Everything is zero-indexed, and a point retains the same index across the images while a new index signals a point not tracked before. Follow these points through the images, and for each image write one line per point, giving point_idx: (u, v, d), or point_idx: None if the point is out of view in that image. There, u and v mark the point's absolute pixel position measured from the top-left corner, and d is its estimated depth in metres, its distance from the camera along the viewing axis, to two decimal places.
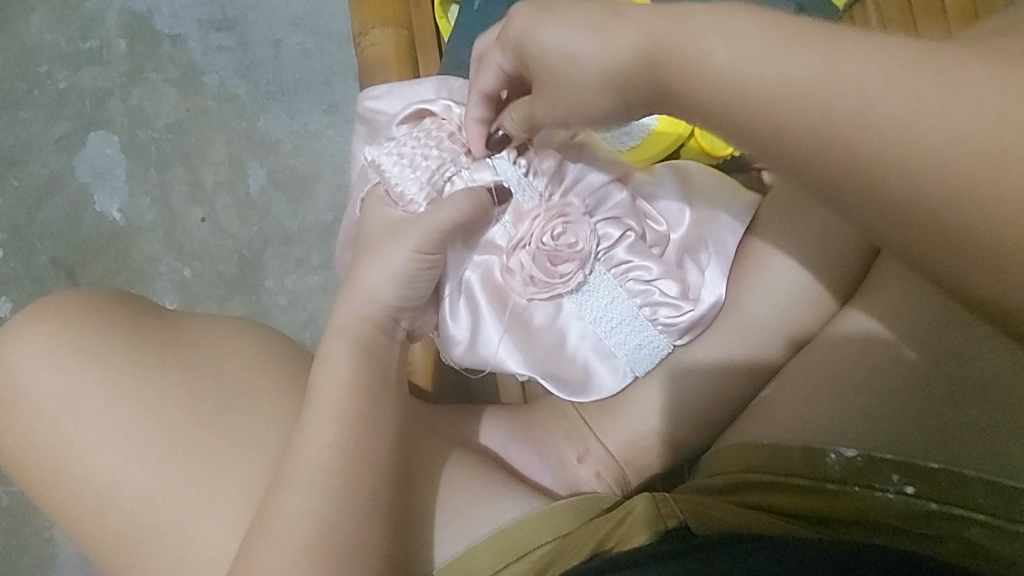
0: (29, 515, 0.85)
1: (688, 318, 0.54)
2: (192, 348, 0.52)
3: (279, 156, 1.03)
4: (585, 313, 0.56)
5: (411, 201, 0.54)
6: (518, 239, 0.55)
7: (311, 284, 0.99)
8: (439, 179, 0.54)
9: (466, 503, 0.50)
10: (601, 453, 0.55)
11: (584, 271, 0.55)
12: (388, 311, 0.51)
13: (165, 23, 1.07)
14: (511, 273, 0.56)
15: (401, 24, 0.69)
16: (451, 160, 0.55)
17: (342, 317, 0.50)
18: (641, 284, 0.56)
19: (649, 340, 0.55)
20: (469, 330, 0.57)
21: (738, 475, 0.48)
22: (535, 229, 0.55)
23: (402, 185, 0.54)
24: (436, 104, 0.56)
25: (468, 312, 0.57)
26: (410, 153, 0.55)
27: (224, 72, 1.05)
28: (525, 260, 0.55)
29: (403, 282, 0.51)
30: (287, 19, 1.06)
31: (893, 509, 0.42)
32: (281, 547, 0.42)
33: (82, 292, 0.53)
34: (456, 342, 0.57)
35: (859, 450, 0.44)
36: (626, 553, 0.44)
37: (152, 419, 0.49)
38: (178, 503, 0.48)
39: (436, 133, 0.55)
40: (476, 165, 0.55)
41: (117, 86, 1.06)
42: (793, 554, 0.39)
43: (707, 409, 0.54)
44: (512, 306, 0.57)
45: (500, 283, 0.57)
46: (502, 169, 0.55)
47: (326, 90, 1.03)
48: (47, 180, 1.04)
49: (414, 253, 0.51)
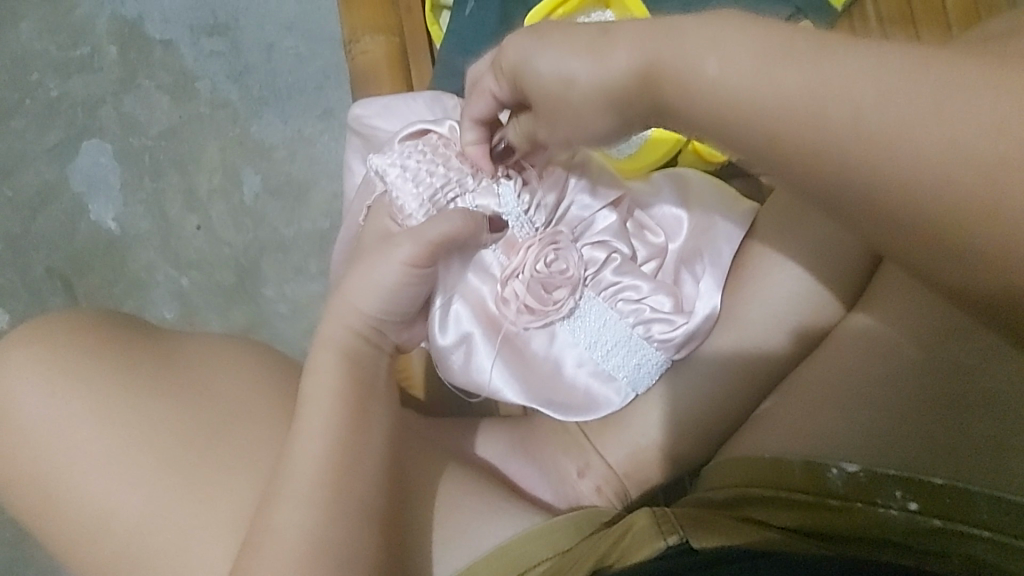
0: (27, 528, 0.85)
1: (683, 332, 0.53)
2: (185, 369, 0.51)
3: (273, 163, 1.02)
4: (580, 338, 0.55)
5: (409, 216, 0.53)
6: (512, 269, 0.54)
7: (309, 293, 0.98)
8: (441, 199, 0.53)
9: (465, 521, 0.49)
10: (601, 467, 0.55)
11: (575, 296, 0.55)
12: (372, 322, 0.49)
13: (156, 29, 1.06)
14: (504, 302, 0.55)
15: (392, 30, 0.67)
16: (457, 181, 0.54)
17: (330, 325, 0.49)
18: (633, 304, 0.55)
19: (647, 359, 0.54)
20: (461, 356, 0.56)
21: (739, 489, 0.48)
22: (528, 258, 0.54)
23: (402, 197, 0.53)
24: (442, 124, 0.55)
25: (458, 338, 0.56)
26: (414, 167, 0.54)
27: (217, 77, 1.04)
28: (519, 289, 0.54)
29: (389, 296, 0.49)
30: (280, 24, 1.04)
31: (896, 526, 0.41)
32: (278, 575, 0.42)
33: (73, 314, 0.53)
34: (451, 368, 0.56)
35: (860, 465, 0.43)
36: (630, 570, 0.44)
37: (147, 441, 0.49)
38: (173, 526, 0.47)
39: (443, 151, 0.54)
40: (482, 188, 0.54)
41: (109, 93, 1.05)
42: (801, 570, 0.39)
43: (709, 422, 0.53)
44: (503, 332, 0.56)
45: (492, 312, 0.56)
46: (505, 198, 0.54)
47: (320, 95, 1.02)
48: (41, 190, 1.03)
49: (402, 265, 0.49)
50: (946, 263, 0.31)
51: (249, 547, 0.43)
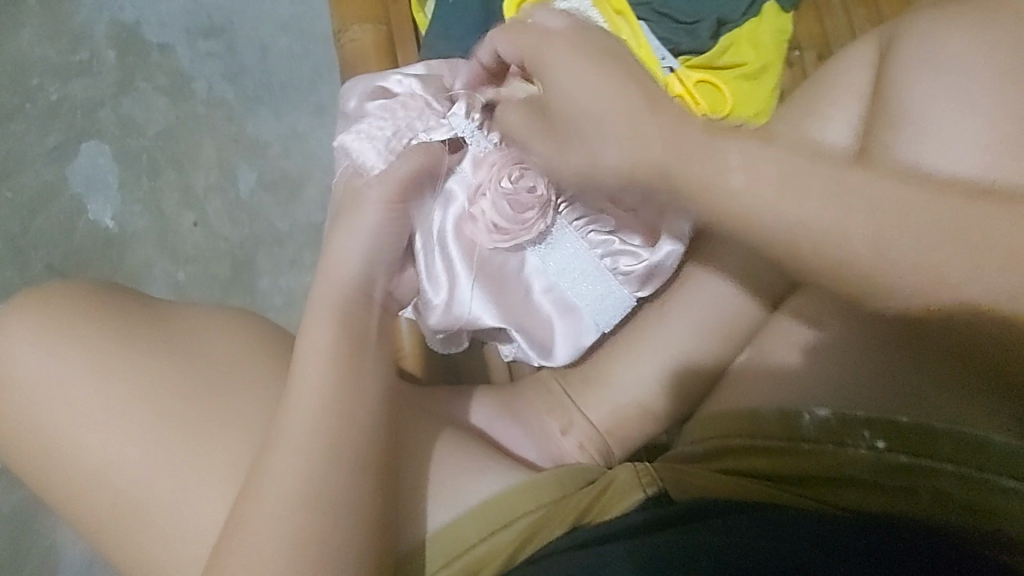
0: (24, 522, 0.85)
1: (645, 266, 0.57)
2: (177, 336, 0.52)
3: (268, 158, 1.05)
4: (548, 266, 0.59)
5: (373, 168, 0.53)
6: (478, 188, 0.55)
7: (304, 284, 1.01)
8: (398, 143, 0.54)
9: (453, 475, 0.51)
10: (584, 425, 0.57)
11: (545, 219, 0.55)
12: (361, 276, 0.51)
13: (154, 33, 1.09)
14: (475, 221, 0.56)
15: (379, 20, 0.69)
16: (409, 124, 0.55)
17: (323, 282, 0.51)
18: (601, 236, 0.58)
19: (611, 289, 0.58)
20: (444, 294, 0.58)
21: (717, 442, 0.50)
22: (493, 175, 0.54)
23: (361, 155, 0.54)
24: (390, 80, 0.59)
25: (443, 276, 0.58)
26: (367, 126, 0.55)
27: (213, 78, 1.07)
28: (486, 209, 0.55)
29: (371, 239, 0.52)
30: (274, 26, 1.08)
31: (866, 465, 0.43)
32: (267, 519, 0.43)
33: (68, 286, 0.54)
34: (434, 310, 0.58)
35: (831, 410, 0.45)
36: (608, 528, 0.47)
37: (143, 406, 0.50)
38: (169, 484, 0.48)
39: (392, 104, 0.57)
40: (433, 126, 0.56)
41: (107, 96, 1.07)
42: (778, 527, 0.42)
43: (687, 379, 0.55)
44: (478, 258, 0.59)
45: (466, 238, 0.58)
46: (456, 121, 0.56)
47: (314, 93, 1.06)
48: (40, 190, 1.05)
49: (381, 207, 0.52)
50: (893, 303, 0.36)
51: (249, 498, 0.44)
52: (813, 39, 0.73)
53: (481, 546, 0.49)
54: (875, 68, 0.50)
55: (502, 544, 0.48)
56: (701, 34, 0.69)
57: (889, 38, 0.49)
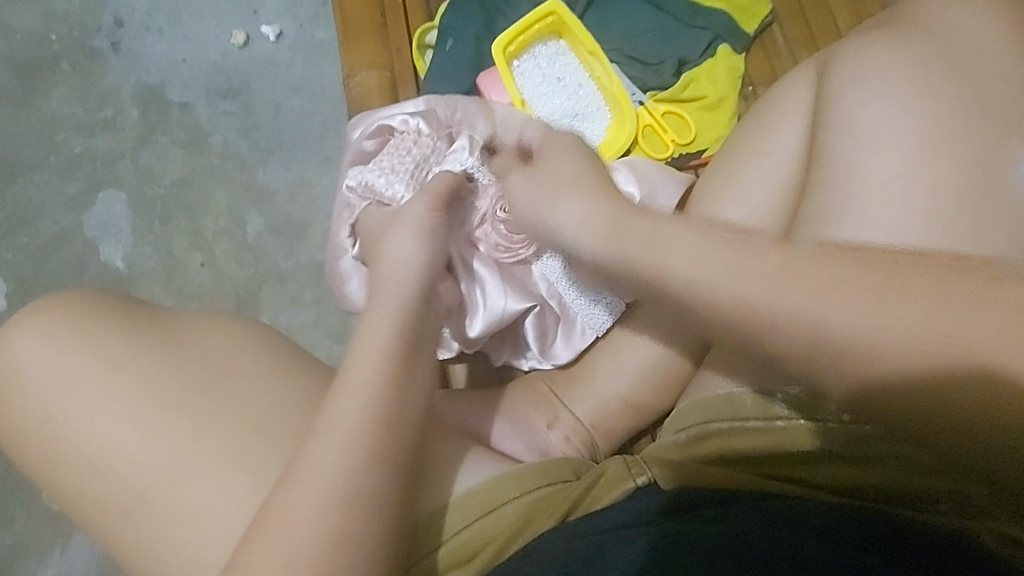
0: (26, 551, 0.88)
1: None
2: (182, 337, 0.55)
3: (275, 204, 1.11)
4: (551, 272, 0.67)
5: (399, 198, 0.65)
6: (483, 214, 0.66)
7: (303, 320, 1.05)
8: (419, 175, 0.66)
9: (445, 464, 0.53)
10: (569, 420, 0.61)
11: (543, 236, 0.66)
12: (404, 266, 0.55)
13: (176, 93, 1.18)
14: (483, 242, 0.67)
15: (384, 67, 0.78)
16: (426, 159, 0.67)
17: (391, 283, 0.54)
18: None
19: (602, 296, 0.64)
20: (474, 313, 0.67)
21: (701, 426, 0.54)
22: (493, 203, 0.66)
23: (389, 187, 0.65)
24: (395, 121, 0.70)
25: (473, 297, 0.67)
26: (389, 164, 0.67)
27: (228, 133, 1.16)
28: (491, 232, 0.67)
29: (426, 239, 0.57)
30: (287, 86, 1.18)
31: (836, 436, 0.48)
32: (281, 499, 0.44)
33: (77, 291, 0.56)
34: (470, 330, 0.67)
35: (801, 388, 0.50)
36: (597, 517, 0.49)
37: (155, 400, 0.52)
38: (167, 477, 0.50)
39: (406, 142, 0.68)
40: (444, 159, 0.68)
41: (128, 148, 1.16)
42: (765, 510, 0.46)
43: (667, 374, 0.60)
44: (496, 271, 0.67)
45: (485, 255, 0.67)
46: (461, 156, 0.68)
47: (321, 145, 1.14)
48: (56, 234, 1.11)
49: (428, 210, 0.59)
50: (865, 259, 0.39)
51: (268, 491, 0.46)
52: (764, 75, 0.81)
53: (471, 529, 0.51)
54: (815, 90, 0.56)
55: (491, 531, 0.51)
56: (664, 73, 0.80)
57: (826, 64, 0.56)
